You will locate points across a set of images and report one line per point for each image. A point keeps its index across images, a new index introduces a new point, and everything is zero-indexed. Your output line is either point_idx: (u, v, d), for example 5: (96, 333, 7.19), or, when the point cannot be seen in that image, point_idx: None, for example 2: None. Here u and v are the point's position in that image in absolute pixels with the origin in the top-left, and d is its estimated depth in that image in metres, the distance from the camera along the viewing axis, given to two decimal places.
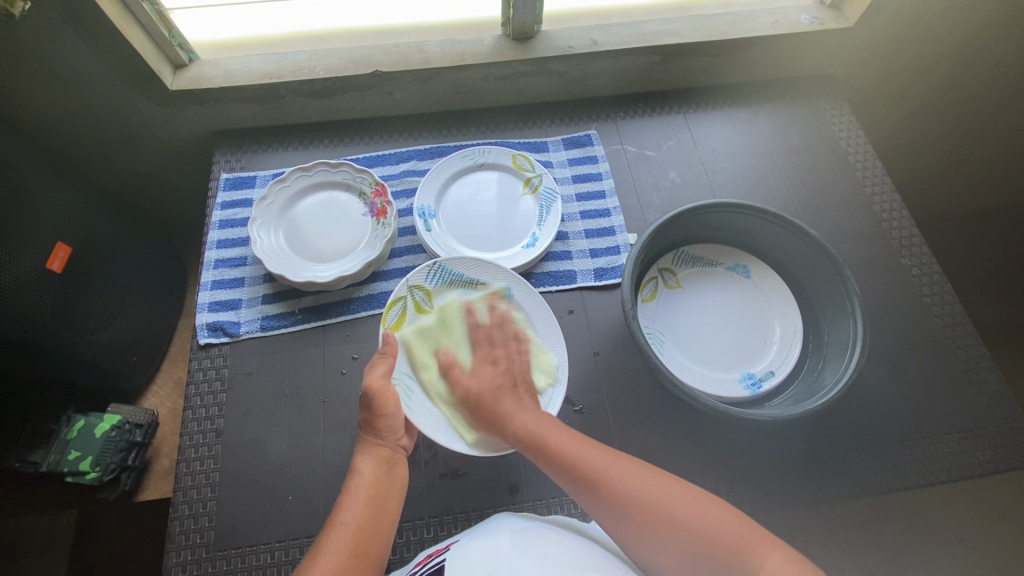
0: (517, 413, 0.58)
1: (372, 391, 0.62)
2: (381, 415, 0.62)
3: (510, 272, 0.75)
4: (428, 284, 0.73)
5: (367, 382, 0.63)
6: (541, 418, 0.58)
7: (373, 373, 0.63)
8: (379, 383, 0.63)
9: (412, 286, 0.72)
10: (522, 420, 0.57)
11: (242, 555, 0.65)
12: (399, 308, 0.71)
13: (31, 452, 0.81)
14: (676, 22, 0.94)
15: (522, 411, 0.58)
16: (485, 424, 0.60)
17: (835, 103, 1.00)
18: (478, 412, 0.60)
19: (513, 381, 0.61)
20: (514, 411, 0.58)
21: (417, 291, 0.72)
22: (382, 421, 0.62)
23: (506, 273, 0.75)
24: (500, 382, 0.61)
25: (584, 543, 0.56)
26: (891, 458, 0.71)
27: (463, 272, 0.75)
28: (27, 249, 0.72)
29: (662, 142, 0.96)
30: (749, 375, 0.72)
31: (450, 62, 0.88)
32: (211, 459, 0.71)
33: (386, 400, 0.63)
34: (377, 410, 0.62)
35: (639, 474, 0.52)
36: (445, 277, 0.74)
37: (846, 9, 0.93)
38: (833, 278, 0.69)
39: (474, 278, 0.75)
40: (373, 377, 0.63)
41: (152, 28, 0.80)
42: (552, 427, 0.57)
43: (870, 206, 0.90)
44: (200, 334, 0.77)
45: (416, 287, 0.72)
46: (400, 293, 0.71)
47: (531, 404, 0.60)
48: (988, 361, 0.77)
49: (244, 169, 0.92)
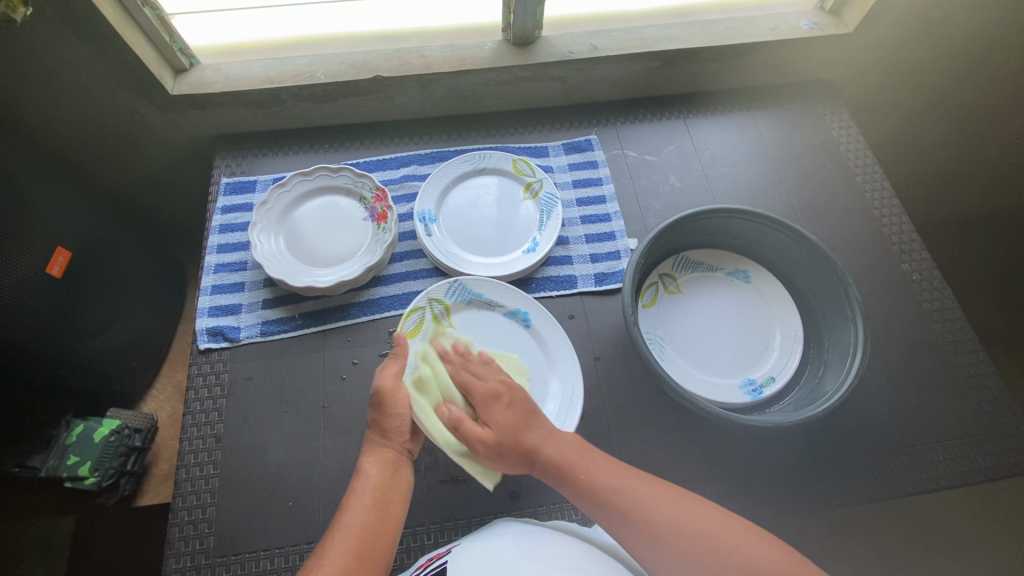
0: (544, 441, 0.59)
1: (383, 390, 0.63)
2: (389, 416, 0.62)
3: (529, 296, 0.76)
4: (447, 299, 0.75)
5: (378, 381, 0.64)
6: (568, 444, 0.59)
7: (385, 372, 0.64)
8: (390, 382, 0.64)
9: (431, 299, 0.74)
10: (549, 451, 0.58)
11: (241, 561, 0.65)
12: (417, 317, 0.72)
13: (30, 457, 0.80)
14: (676, 28, 0.94)
15: (548, 440, 0.59)
16: (514, 462, 0.60)
17: (834, 108, 1.01)
18: (506, 450, 0.59)
19: (526, 407, 0.62)
20: (541, 440, 0.59)
21: (436, 304, 0.74)
22: (389, 422, 0.62)
23: (525, 296, 0.76)
24: (515, 419, 0.60)
25: (587, 547, 0.56)
26: (892, 465, 0.71)
27: (482, 292, 0.76)
28: (26, 254, 0.72)
29: (661, 147, 0.96)
30: (750, 381, 0.72)
31: (451, 67, 0.88)
32: (211, 464, 0.70)
33: (396, 401, 0.63)
34: (386, 410, 0.62)
35: (677, 502, 0.53)
36: (464, 295, 0.76)
37: (847, 15, 0.94)
38: (833, 284, 0.69)
39: (493, 299, 0.76)
40: (384, 377, 0.64)
41: (153, 33, 0.80)
42: (579, 454, 0.58)
43: (870, 212, 0.90)
44: (201, 338, 0.77)
45: (435, 300, 0.74)
46: (420, 304, 0.73)
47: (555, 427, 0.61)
48: (989, 368, 0.77)
49: (244, 174, 0.92)
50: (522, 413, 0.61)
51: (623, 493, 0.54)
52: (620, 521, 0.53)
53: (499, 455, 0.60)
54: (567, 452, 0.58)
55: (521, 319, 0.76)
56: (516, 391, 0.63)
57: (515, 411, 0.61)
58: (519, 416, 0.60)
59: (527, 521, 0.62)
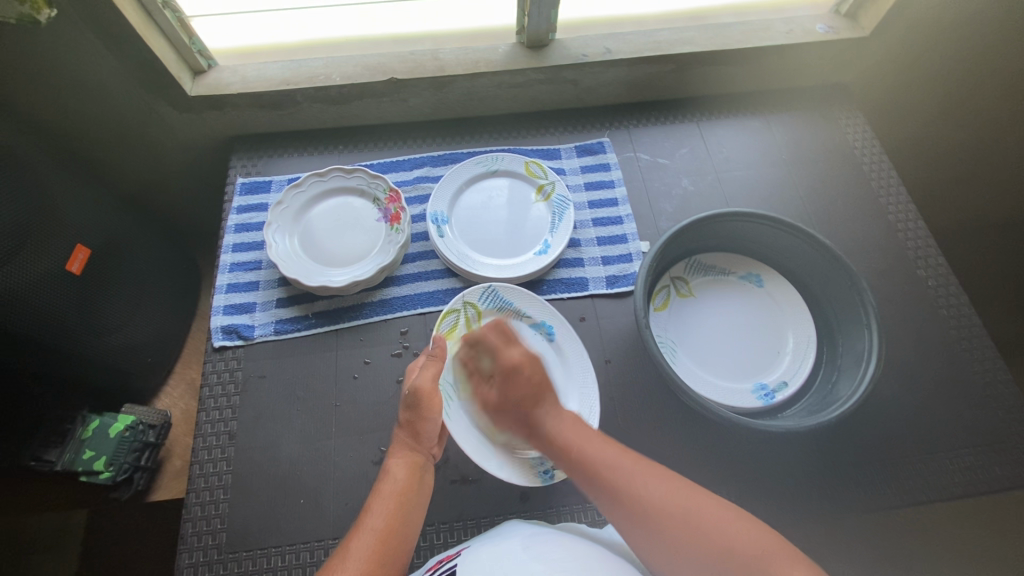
0: (551, 420, 0.59)
1: (422, 392, 0.63)
2: (423, 420, 0.63)
3: (555, 308, 0.76)
4: (480, 304, 0.75)
5: (417, 381, 0.64)
6: (568, 421, 0.59)
7: (424, 375, 0.65)
8: (428, 385, 0.64)
9: (466, 302, 0.75)
10: (552, 431, 0.58)
11: (252, 557, 0.66)
12: (451, 320, 0.74)
13: (45, 452, 0.81)
14: (690, 31, 0.94)
15: (550, 415, 0.60)
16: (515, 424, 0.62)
17: (848, 111, 1.00)
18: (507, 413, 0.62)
19: (537, 386, 0.60)
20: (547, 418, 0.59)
21: (470, 308, 0.75)
22: (423, 426, 0.63)
23: (552, 309, 0.76)
24: (526, 395, 0.60)
25: (600, 552, 0.55)
26: (905, 472, 0.70)
27: (513, 301, 0.76)
28: (46, 251, 0.73)
29: (674, 150, 0.96)
30: (762, 387, 0.72)
31: (464, 70, 0.89)
32: (223, 461, 0.71)
33: (432, 405, 0.63)
34: (421, 413, 0.63)
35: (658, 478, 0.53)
36: (496, 302, 0.76)
37: (863, 18, 0.94)
38: (847, 288, 0.68)
39: (523, 308, 0.76)
40: (423, 379, 0.65)
41: (173, 34, 0.81)
42: (582, 434, 0.58)
43: (884, 216, 0.89)
44: (216, 336, 0.78)
45: (469, 304, 0.75)
46: (454, 307, 0.74)
47: (559, 405, 0.61)
48: (1005, 376, 0.76)
49: (259, 174, 0.93)
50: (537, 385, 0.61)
51: (611, 468, 0.54)
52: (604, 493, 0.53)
53: (502, 417, 0.63)
54: (570, 434, 0.57)
55: (546, 332, 0.76)
56: (536, 364, 0.62)
57: (527, 386, 0.61)
58: (529, 389, 0.60)
59: (536, 522, 0.62)
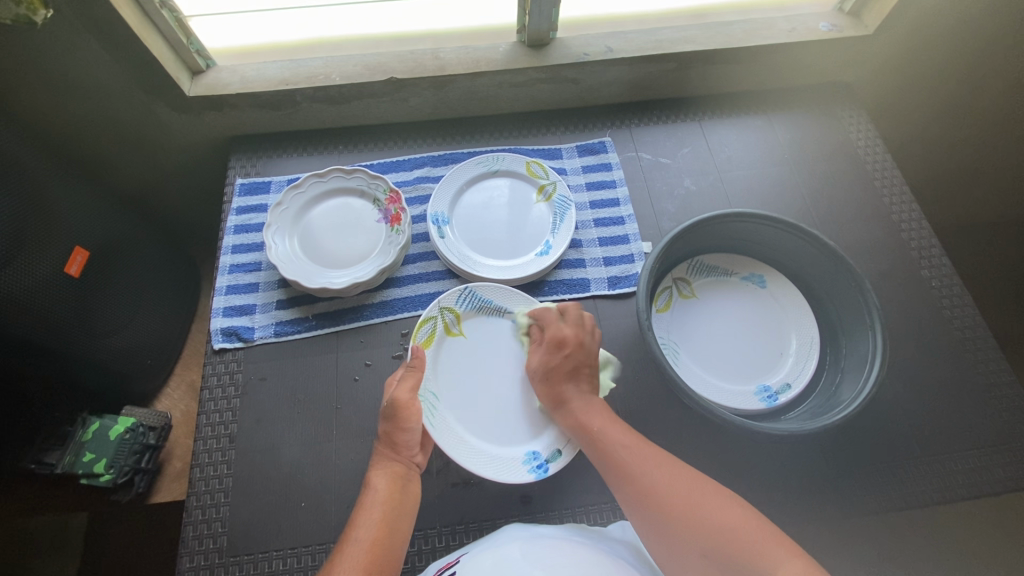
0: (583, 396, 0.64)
1: (399, 404, 0.64)
2: (400, 430, 0.63)
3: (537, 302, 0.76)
4: (458, 307, 0.75)
5: (394, 394, 0.65)
6: (597, 406, 0.63)
7: (400, 387, 0.65)
8: (405, 397, 0.65)
9: (443, 308, 0.74)
10: (581, 404, 0.63)
11: (253, 561, 0.66)
12: (429, 328, 0.73)
13: (45, 454, 0.81)
14: (692, 30, 0.93)
15: (581, 398, 0.64)
16: (546, 394, 0.67)
17: (850, 110, 1.00)
18: (543, 387, 0.67)
19: (582, 370, 0.66)
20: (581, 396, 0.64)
21: (447, 313, 0.74)
22: (400, 436, 0.63)
23: (534, 303, 0.76)
24: (567, 372, 0.66)
25: (619, 560, 0.55)
26: (909, 474, 0.70)
27: (491, 298, 0.76)
28: (44, 255, 0.72)
29: (676, 149, 0.96)
30: (765, 389, 0.71)
31: (465, 70, 0.88)
32: (224, 464, 0.71)
33: (410, 415, 0.64)
34: (398, 424, 0.63)
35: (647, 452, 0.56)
36: (475, 302, 0.76)
37: (865, 17, 0.93)
38: (850, 289, 0.68)
39: (502, 306, 0.76)
40: (399, 392, 0.65)
41: (170, 34, 0.81)
42: (606, 416, 0.62)
43: (888, 216, 0.89)
44: (216, 338, 0.78)
45: (446, 309, 0.74)
46: (431, 314, 0.73)
47: (590, 390, 0.65)
48: (1010, 377, 0.76)
49: (258, 175, 0.92)
50: (576, 367, 0.66)
51: (601, 434, 0.60)
52: (625, 486, 0.55)
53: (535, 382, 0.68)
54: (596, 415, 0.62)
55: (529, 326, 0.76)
56: (585, 350, 0.67)
57: (570, 366, 0.66)
58: (568, 370, 0.66)
59: (540, 525, 0.62)
